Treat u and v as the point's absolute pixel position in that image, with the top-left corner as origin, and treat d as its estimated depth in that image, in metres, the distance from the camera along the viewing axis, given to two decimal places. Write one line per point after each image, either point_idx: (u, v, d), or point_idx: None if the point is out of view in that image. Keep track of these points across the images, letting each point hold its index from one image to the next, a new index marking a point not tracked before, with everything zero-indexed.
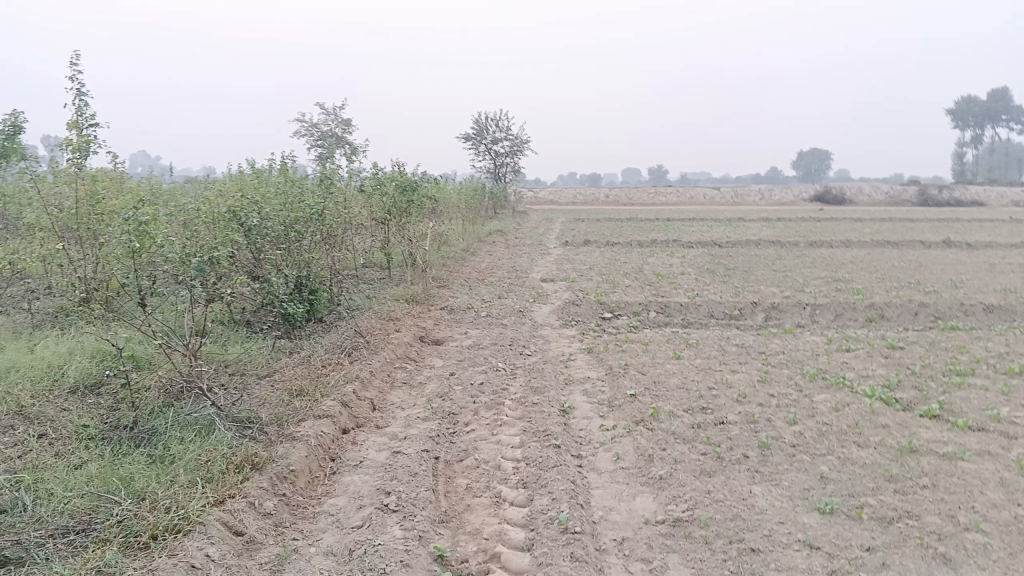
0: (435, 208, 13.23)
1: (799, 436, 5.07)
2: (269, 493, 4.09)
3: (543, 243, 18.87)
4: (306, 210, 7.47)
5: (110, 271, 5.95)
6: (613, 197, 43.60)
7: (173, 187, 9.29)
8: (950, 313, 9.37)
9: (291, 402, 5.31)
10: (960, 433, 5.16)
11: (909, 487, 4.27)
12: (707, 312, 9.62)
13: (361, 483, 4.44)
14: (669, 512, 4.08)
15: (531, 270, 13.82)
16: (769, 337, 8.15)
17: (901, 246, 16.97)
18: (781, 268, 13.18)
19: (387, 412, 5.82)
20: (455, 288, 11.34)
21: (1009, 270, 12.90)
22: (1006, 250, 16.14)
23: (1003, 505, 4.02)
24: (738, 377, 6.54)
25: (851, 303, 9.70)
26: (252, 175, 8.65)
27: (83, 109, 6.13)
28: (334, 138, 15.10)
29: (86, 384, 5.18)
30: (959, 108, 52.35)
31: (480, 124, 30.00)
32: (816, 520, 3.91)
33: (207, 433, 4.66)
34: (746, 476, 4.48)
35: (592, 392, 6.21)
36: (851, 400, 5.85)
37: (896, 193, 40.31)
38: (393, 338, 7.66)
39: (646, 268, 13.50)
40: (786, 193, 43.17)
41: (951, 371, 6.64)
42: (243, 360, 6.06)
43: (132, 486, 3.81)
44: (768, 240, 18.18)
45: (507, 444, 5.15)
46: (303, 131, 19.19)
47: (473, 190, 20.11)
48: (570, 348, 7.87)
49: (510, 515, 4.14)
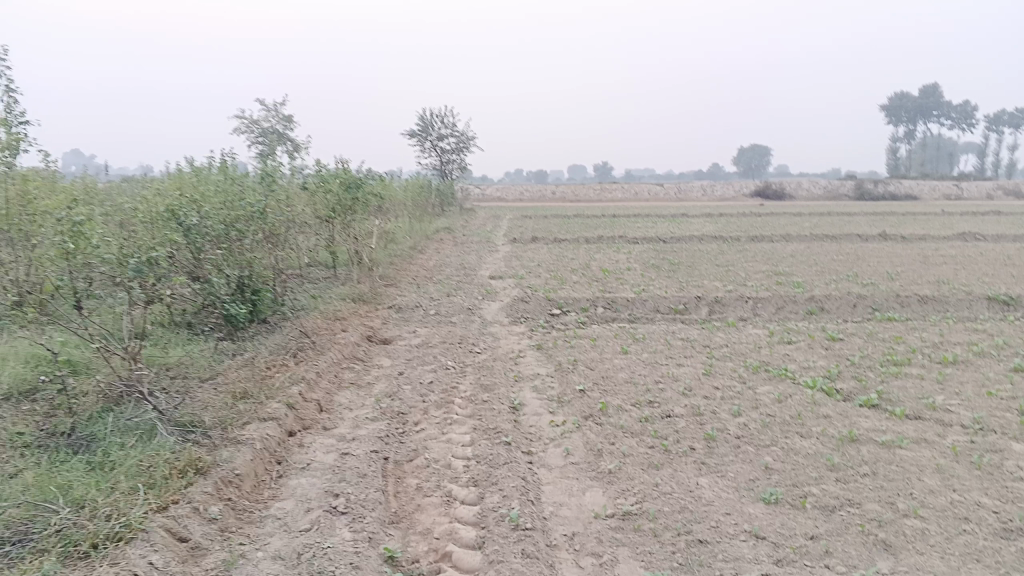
0: (380, 206, 13.12)
1: (744, 427, 5.16)
2: (214, 498, 4.00)
3: (491, 240, 18.85)
4: (247, 209, 7.35)
5: (43, 275, 5.77)
6: (560, 193, 43.79)
7: (109, 186, 9.02)
8: (886, 305, 9.64)
9: (235, 405, 5.21)
10: (898, 422, 5.31)
11: (850, 476, 4.38)
12: (652, 307, 9.73)
13: (309, 486, 4.38)
14: (618, 506, 4.11)
15: (479, 267, 13.79)
16: (714, 331, 8.27)
17: (839, 239, 17.39)
18: (725, 263, 13.41)
19: (335, 413, 5.76)
20: (402, 286, 11.28)
21: (942, 262, 13.33)
22: (938, 242, 16.68)
23: (940, 491, 4.15)
24: (684, 371, 6.64)
25: (792, 296, 9.92)
26: (191, 173, 8.46)
27: (12, 107, 5.95)
28: (274, 135, 14.91)
29: (20, 390, 5.00)
30: (892, 104, 53.87)
31: (425, 119, 29.78)
32: (761, 511, 3.99)
33: (149, 439, 4.55)
34: (693, 468, 4.54)
35: (542, 389, 6.22)
36: (793, 391, 5.98)
37: (834, 188, 41.29)
38: (340, 338, 7.57)
39: (593, 264, 13.60)
40: (728, 188, 43.91)
41: (888, 361, 6.83)
42: (185, 363, 5.93)
43: (71, 494, 3.69)
44: (711, 235, 18.49)
45: (456, 442, 5.13)
46: (243, 129, 18.88)
47: (419, 188, 20.01)
48: (520, 345, 7.89)
49: (461, 513, 4.13)
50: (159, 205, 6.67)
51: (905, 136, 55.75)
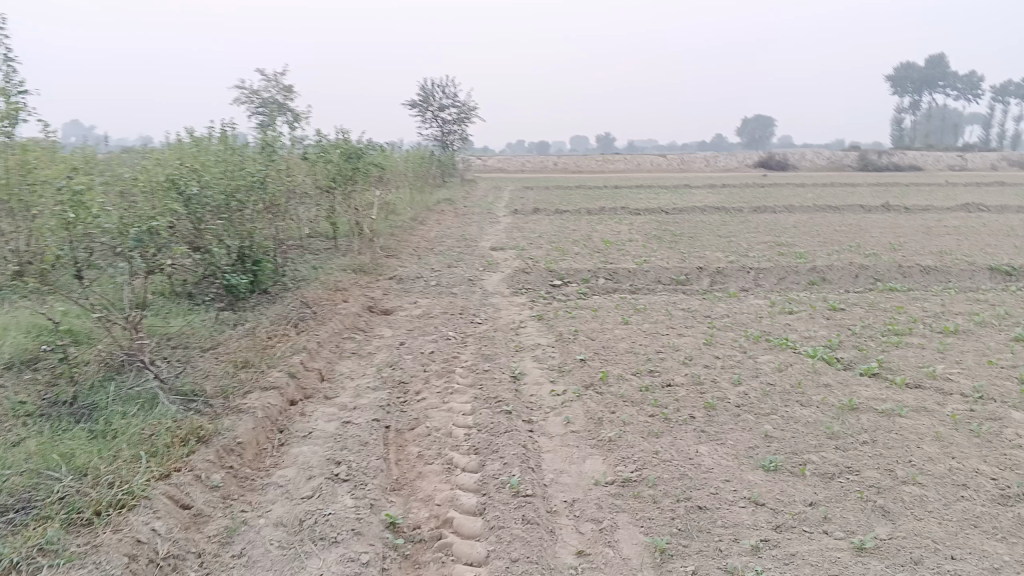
0: (381, 177, 13.07)
1: (744, 396, 5.17)
2: (216, 465, 4.02)
3: (493, 212, 18.80)
4: (247, 178, 7.32)
5: (43, 244, 5.76)
6: (562, 164, 43.57)
7: (109, 156, 8.98)
8: (888, 276, 9.62)
9: (237, 374, 5.23)
10: (898, 391, 5.32)
11: (849, 444, 4.39)
12: (654, 278, 9.72)
13: (310, 453, 4.40)
14: (618, 473, 4.14)
15: (481, 238, 13.77)
16: (715, 302, 8.26)
17: (842, 211, 17.31)
18: (727, 234, 13.37)
19: (336, 382, 5.77)
20: (403, 258, 11.27)
21: (946, 233, 13.27)
22: (941, 213, 16.61)
23: (939, 459, 4.17)
24: (685, 340, 6.64)
25: (793, 266, 9.90)
26: (191, 143, 8.42)
27: (10, 76, 5.89)
28: (275, 105, 14.82)
29: (22, 359, 5.01)
30: (897, 74, 53.41)
31: (426, 89, 29.57)
32: (760, 478, 4.00)
33: (151, 407, 4.57)
34: (693, 436, 4.56)
35: (543, 359, 6.23)
36: (793, 361, 5.99)
37: (838, 159, 41.07)
38: (341, 309, 7.58)
39: (595, 236, 13.57)
40: (731, 159, 43.66)
41: (889, 331, 6.83)
42: (187, 333, 5.94)
43: (73, 462, 3.71)
44: (713, 206, 18.41)
45: (457, 411, 5.15)
46: (243, 99, 18.74)
47: (420, 159, 19.90)
48: (520, 315, 7.89)
49: (462, 480, 4.15)
50: (158, 174, 6.64)
51: (909, 106, 55.32)
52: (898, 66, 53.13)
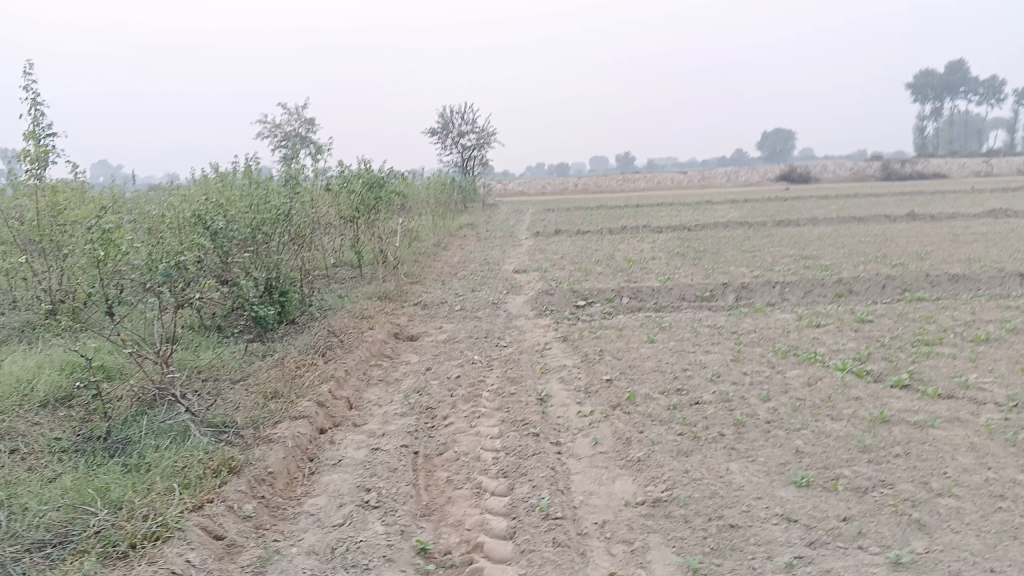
0: (403, 205, 13.19)
1: (773, 412, 5.13)
2: (248, 495, 4.06)
3: (515, 234, 18.86)
4: (273, 211, 7.43)
5: (75, 283, 5.88)
6: (582, 184, 43.66)
7: (137, 194, 9.15)
8: (916, 285, 9.51)
9: (266, 405, 5.27)
10: (930, 402, 5.25)
11: (882, 457, 4.34)
12: (678, 295, 9.69)
13: (341, 481, 4.42)
14: (648, 493, 4.11)
15: (504, 262, 13.81)
16: (741, 317, 8.22)
17: (866, 221, 17.17)
18: (750, 248, 13.30)
19: (364, 410, 5.80)
20: (427, 283, 11.33)
21: (974, 239, 13.11)
22: (968, 219, 16.44)
23: (975, 469, 4.10)
24: (711, 357, 6.61)
25: (819, 279, 9.83)
26: (216, 178, 8.57)
27: (39, 119, 6.05)
28: (297, 137, 15.02)
29: (56, 397, 5.10)
30: (917, 82, 53.07)
31: (445, 116, 29.85)
32: (793, 494, 3.97)
33: (183, 439, 4.63)
34: (723, 454, 4.53)
35: (569, 380, 6.23)
36: (822, 374, 5.93)
37: (860, 169, 40.78)
38: (367, 336, 7.63)
39: (617, 255, 13.56)
40: (752, 173, 43.45)
41: (919, 342, 6.75)
42: (216, 365, 6.01)
43: (108, 496, 3.77)
44: (736, 221, 18.36)
45: (485, 435, 5.16)
46: (265, 133, 19.05)
47: (441, 185, 20.07)
48: (546, 337, 7.89)
49: (491, 504, 4.15)
50: (185, 211, 6.76)
51: (931, 113, 54.86)
52: (918, 75, 52.81)
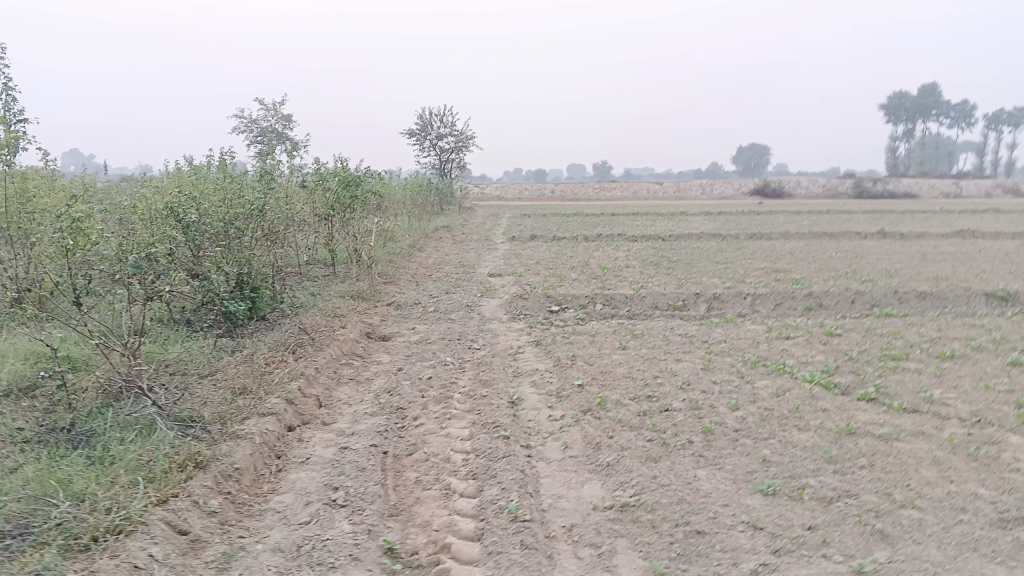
0: (379, 205, 13.15)
1: (742, 421, 5.18)
2: (213, 491, 4.01)
3: (491, 238, 18.86)
4: (246, 206, 7.39)
5: (43, 272, 5.79)
6: (559, 192, 43.77)
7: (108, 185, 9.02)
8: (884, 301, 9.66)
9: (235, 400, 5.22)
10: (896, 415, 5.32)
11: (848, 468, 4.39)
12: (651, 303, 9.75)
13: (308, 479, 4.39)
14: (617, 498, 4.13)
15: (478, 265, 13.82)
16: (712, 327, 8.29)
17: (837, 237, 17.41)
18: (723, 260, 13.43)
19: (334, 408, 5.77)
20: (401, 284, 11.30)
21: (942, 259, 13.34)
22: (936, 239, 16.72)
23: (937, 482, 4.17)
24: (682, 366, 6.65)
25: (790, 292, 9.94)
26: (190, 172, 8.48)
27: (10, 105, 5.96)
28: (274, 133, 14.92)
29: (20, 387, 5.01)
30: (891, 102, 53.92)
31: (423, 117, 29.82)
32: (759, 502, 4.00)
33: (149, 433, 4.57)
34: (691, 461, 4.56)
35: (541, 384, 6.23)
36: (791, 386, 6.00)
37: (833, 186, 41.32)
38: (339, 335, 7.59)
39: (592, 262, 13.61)
40: (726, 186, 43.87)
41: (886, 356, 6.85)
42: (184, 359, 5.94)
43: (71, 488, 3.71)
44: (709, 233, 18.52)
45: (455, 436, 5.15)
46: (241, 129, 18.90)
47: (417, 186, 20.03)
48: (518, 341, 7.90)
49: (459, 506, 4.13)
50: (157, 202, 6.69)
51: (903, 133, 55.81)
52: (892, 95, 53.68)
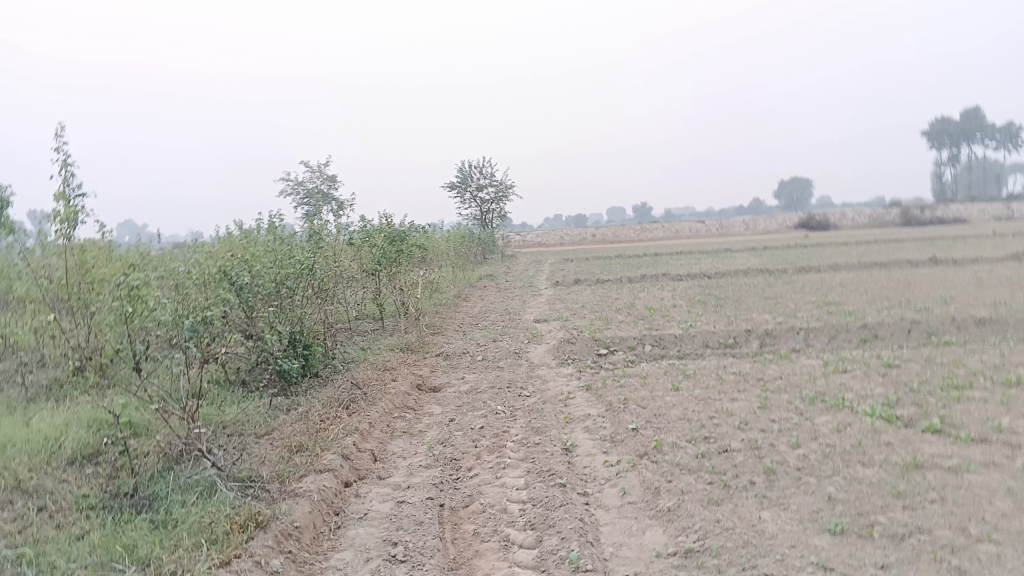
0: (423, 258, 13.32)
1: (804, 459, 5.06)
2: (275, 550, 4.02)
3: (535, 285, 18.91)
4: (297, 266, 7.53)
5: (103, 340, 5.97)
6: (601, 235, 43.80)
7: (162, 252, 9.28)
8: (942, 329, 9.41)
9: (291, 458, 5.28)
10: (964, 446, 5.16)
11: (917, 503, 4.25)
12: (701, 342, 9.65)
13: (367, 535, 4.39)
14: (680, 543, 4.04)
15: (524, 312, 13.85)
16: (766, 364, 8.16)
17: (888, 266, 17.11)
18: (772, 295, 13.27)
19: (389, 462, 5.78)
20: (449, 335, 11.37)
21: (999, 283, 13.01)
22: (991, 264, 16.34)
23: (1013, 514, 4.01)
24: (737, 404, 6.54)
25: (843, 325, 9.75)
26: (241, 235, 8.70)
27: (69, 180, 6.20)
28: (319, 194, 15.27)
29: (83, 454, 5.12)
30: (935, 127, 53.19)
31: (463, 170, 30.28)
32: (827, 542, 3.89)
33: (209, 495, 4.63)
34: (754, 502, 4.45)
35: (594, 430, 6.17)
36: (851, 420, 5.86)
37: (879, 216, 40.74)
38: (390, 388, 7.64)
39: (638, 303, 13.55)
40: (769, 221, 43.47)
41: (949, 386, 6.66)
42: (241, 420, 6.02)
43: (136, 553, 3.76)
44: (756, 268, 18.35)
45: (511, 486, 5.11)
46: (287, 191, 19.37)
47: (461, 237, 20.23)
48: (569, 386, 7.86)
49: (519, 557, 4.08)
50: (211, 267, 6.86)
51: (949, 157, 55.00)
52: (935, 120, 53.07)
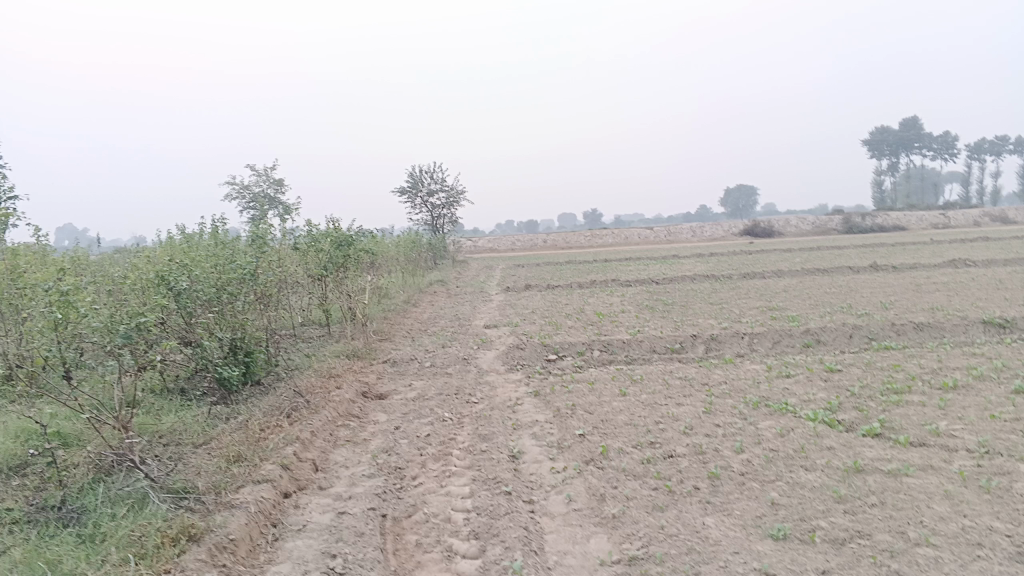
0: (371, 263, 13.16)
1: (748, 464, 5.08)
2: (208, 565, 3.89)
3: (484, 290, 18.83)
4: (239, 271, 7.34)
5: (34, 348, 5.75)
6: (551, 241, 43.97)
7: (101, 257, 9.00)
8: (882, 334, 9.60)
9: (229, 469, 5.12)
10: (903, 450, 5.24)
11: (858, 507, 4.29)
12: (648, 347, 9.69)
13: (305, 547, 4.27)
14: (624, 551, 4.01)
15: (474, 317, 13.76)
16: (712, 369, 8.22)
17: (831, 272, 17.47)
18: (718, 301, 13.41)
19: (331, 471, 5.66)
20: (397, 341, 11.23)
21: (936, 289, 13.34)
22: (929, 270, 16.79)
23: (951, 517, 4.07)
24: (684, 409, 6.57)
25: (787, 330, 9.89)
26: (182, 240, 8.48)
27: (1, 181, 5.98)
28: (265, 198, 15.00)
29: (10, 465, 4.92)
30: (875, 137, 54.60)
31: (414, 176, 30.13)
32: (770, 547, 3.89)
33: (140, 507, 4.47)
34: (698, 508, 4.45)
35: (541, 436, 6.13)
36: (795, 425, 5.92)
37: (822, 223, 41.61)
38: (335, 395, 7.50)
39: (587, 309, 13.58)
40: (716, 227, 44.11)
41: (889, 390, 6.77)
42: (178, 429, 5.84)
43: (60, 569, 3.59)
44: (704, 274, 18.56)
45: (456, 495, 5.03)
46: (233, 196, 19.01)
47: (411, 242, 20.08)
48: (516, 392, 7.80)
49: (462, 567, 4.00)
50: (149, 271, 6.66)
51: (889, 168, 56.58)
52: (875, 131, 54.55)
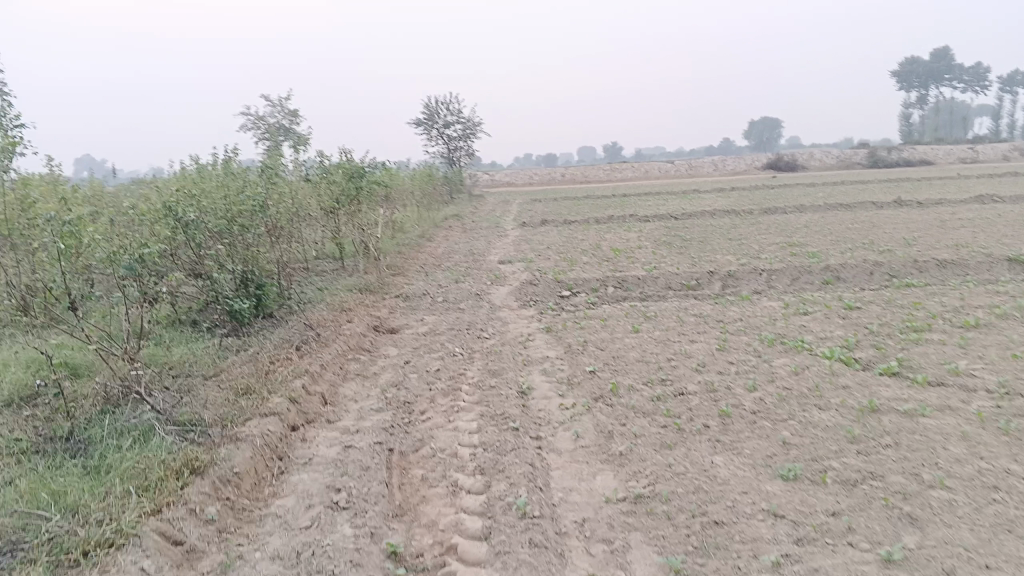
0: (385, 196, 13.02)
1: (760, 402, 4.99)
2: (211, 498, 3.88)
3: (501, 225, 18.67)
4: (249, 202, 7.21)
5: (43, 278, 5.71)
6: (570, 175, 43.48)
7: (112, 188, 8.92)
8: (903, 271, 9.39)
9: (236, 402, 5.09)
10: (920, 389, 5.13)
11: (871, 448, 4.20)
12: (664, 284, 9.55)
13: (310, 481, 4.25)
14: (630, 489, 3.95)
15: (489, 252, 13.64)
16: (727, 306, 8.08)
17: (854, 208, 17.11)
18: (737, 237, 13.19)
19: (339, 406, 5.64)
20: (410, 275, 11.15)
21: (962, 225, 13.02)
22: (955, 205, 16.40)
23: (967, 460, 3.97)
24: (697, 347, 6.47)
25: (806, 267, 9.70)
26: (193, 171, 8.35)
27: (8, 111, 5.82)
28: (278, 131, 14.80)
29: (21, 396, 4.92)
30: (904, 69, 53.08)
31: (430, 107, 29.68)
32: (779, 488, 3.82)
33: (147, 439, 4.46)
34: (707, 447, 4.38)
35: (551, 372, 6.07)
36: (810, 363, 5.81)
37: (847, 158, 40.77)
38: (345, 329, 7.45)
39: (603, 244, 13.42)
40: (738, 162, 43.35)
41: (908, 329, 6.62)
42: (187, 361, 5.82)
43: (64, 500, 3.58)
44: (723, 209, 18.26)
45: (463, 430, 4.99)
46: (249, 126, 18.77)
47: (426, 176, 19.86)
48: (528, 328, 7.73)
49: (466, 503, 3.97)
50: (158, 202, 6.54)
51: (917, 101, 55.14)
52: (905, 63, 53.04)
